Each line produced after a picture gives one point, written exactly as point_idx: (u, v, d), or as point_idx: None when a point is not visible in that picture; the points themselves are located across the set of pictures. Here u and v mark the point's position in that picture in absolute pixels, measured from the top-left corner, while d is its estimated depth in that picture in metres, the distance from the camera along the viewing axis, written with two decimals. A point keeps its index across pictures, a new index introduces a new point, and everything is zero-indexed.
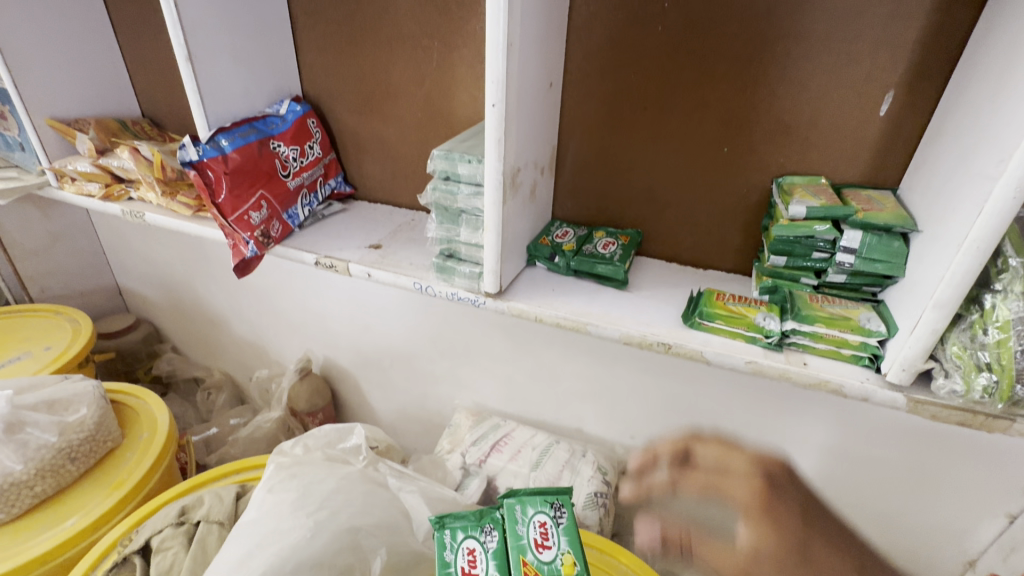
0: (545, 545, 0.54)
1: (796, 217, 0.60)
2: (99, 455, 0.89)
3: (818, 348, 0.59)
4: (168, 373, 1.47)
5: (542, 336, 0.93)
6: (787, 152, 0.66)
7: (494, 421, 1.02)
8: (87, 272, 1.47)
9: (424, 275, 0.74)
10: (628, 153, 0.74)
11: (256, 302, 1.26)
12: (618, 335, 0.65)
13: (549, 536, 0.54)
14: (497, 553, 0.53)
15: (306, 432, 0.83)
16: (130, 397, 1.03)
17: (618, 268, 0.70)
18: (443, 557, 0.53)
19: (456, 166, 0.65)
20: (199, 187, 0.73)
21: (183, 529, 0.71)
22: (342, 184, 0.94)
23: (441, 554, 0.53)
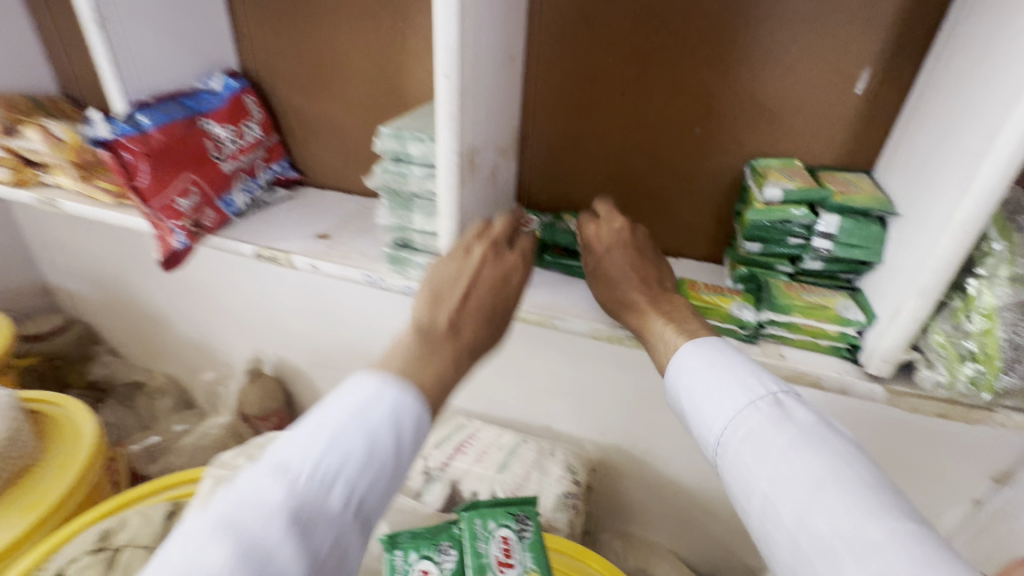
0: (509, 562, 0.56)
1: (771, 201, 0.56)
2: (13, 473, 0.79)
3: (794, 339, 0.56)
4: (105, 377, 1.35)
5: (507, 330, 0.88)
6: (762, 133, 0.63)
7: (459, 421, 0.97)
8: (8, 268, 1.33)
9: (375, 266, 0.67)
10: (594, 135, 0.69)
11: (199, 298, 1.17)
12: (587, 329, 0.60)
13: (512, 554, 0.56)
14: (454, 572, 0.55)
15: (250, 441, 0.75)
16: (52, 406, 0.92)
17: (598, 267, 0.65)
18: None
19: (406, 146, 0.58)
20: (114, 170, 0.65)
21: (103, 557, 0.64)
22: (288, 169, 0.86)
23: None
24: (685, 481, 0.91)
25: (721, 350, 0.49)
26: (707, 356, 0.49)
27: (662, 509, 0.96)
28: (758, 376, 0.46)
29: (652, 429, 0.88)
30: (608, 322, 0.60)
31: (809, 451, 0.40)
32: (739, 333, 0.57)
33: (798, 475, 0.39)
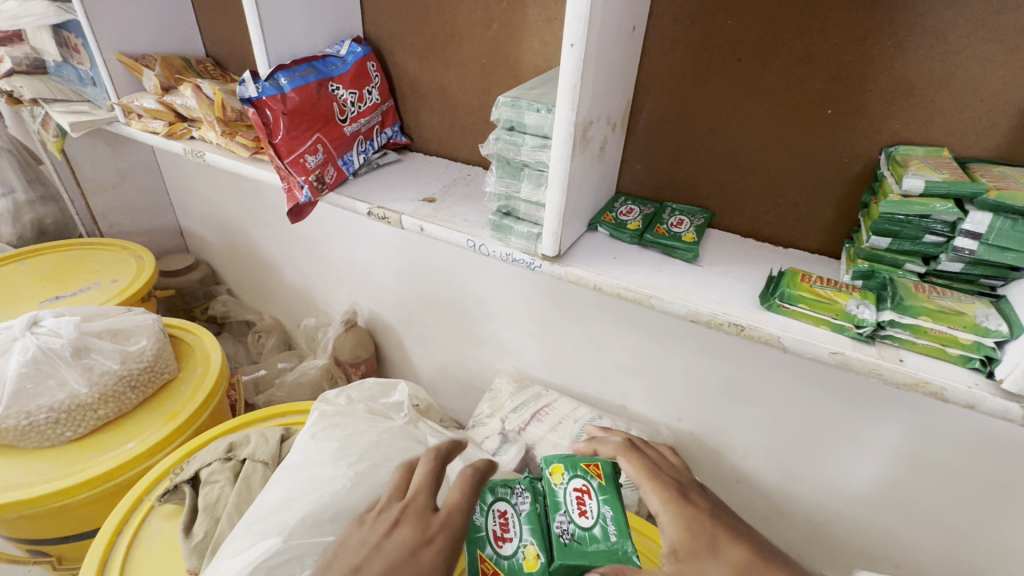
0: (504, 538, 0.53)
1: (910, 193, 0.52)
2: (157, 385, 0.93)
3: (918, 344, 0.52)
4: (223, 314, 1.52)
5: (594, 306, 0.89)
6: (906, 116, 0.57)
7: (536, 389, 1.00)
8: (152, 210, 1.53)
9: (478, 232, 0.70)
10: (710, 111, 0.66)
11: (307, 250, 1.28)
12: (685, 312, 0.59)
13: (510, 527, 0.54)
14: (529, 516, 0.55)
15: (350, 384, 0.84)
16: (186, 333, 1.07)
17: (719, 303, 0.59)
18: (474, 520, 0.54)
19: (522, 115, 0.59)
20: (257, 127, 0.71)
21: (231, 465, 0.73)
22: (399, 134, 0.91)
23: (473, 519, 0.54)
24: (762, 478, 0.88)
25: (900, 359, 0.52)
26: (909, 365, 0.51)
27: (733, 504, 0.94)
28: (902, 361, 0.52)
29: (734, 422, 0.86)
30: (709, 306, 0.59)
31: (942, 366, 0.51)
32: (852, 332, 0.54)
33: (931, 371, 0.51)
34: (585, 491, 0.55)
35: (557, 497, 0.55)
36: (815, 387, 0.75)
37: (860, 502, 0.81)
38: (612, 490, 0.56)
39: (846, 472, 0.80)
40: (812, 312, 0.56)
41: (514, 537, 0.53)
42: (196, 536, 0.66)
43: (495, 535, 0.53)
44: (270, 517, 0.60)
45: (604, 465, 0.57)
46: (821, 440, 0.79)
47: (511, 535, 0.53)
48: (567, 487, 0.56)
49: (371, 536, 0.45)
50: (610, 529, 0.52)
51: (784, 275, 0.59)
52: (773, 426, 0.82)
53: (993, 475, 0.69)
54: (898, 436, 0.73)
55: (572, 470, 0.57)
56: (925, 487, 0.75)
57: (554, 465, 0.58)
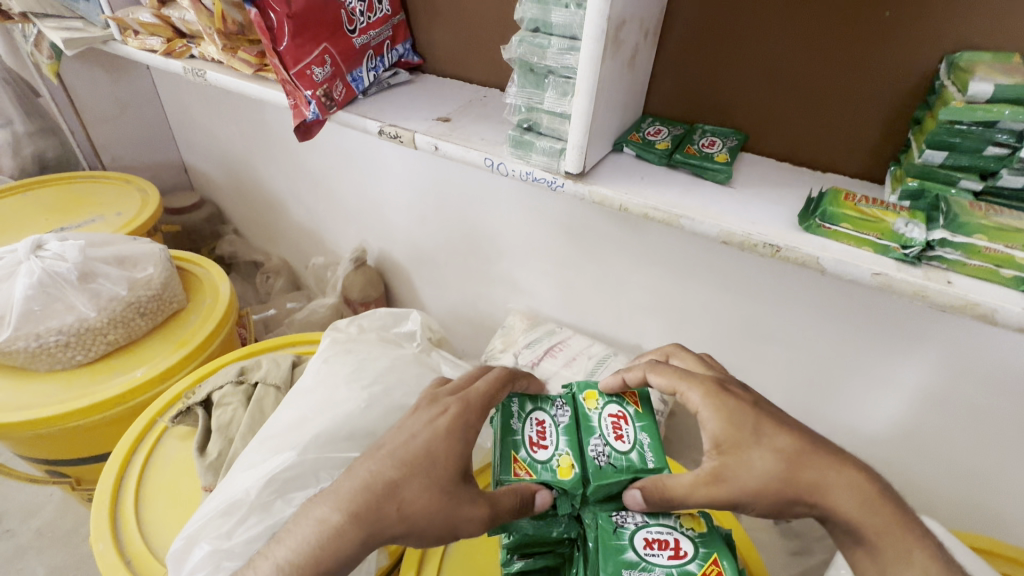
0: (541, 443, 0.50)
1: (976, 98, 0.47)
2: (166, 314, 0.92)
3: (968, 266, 0.49)
4: (230, 254, 1.50)
5: (613, 239, 0.85)
6: (975, 17, 0.52)
7: (550, 327, 0.98)
8: (155, 146, 1.49)
9: (496, 151, 0.66)
10: (752, 19, 0.61)
11: (315, 186, 1.23)
12: (717, 233, 0.56)
13: (547, 436, 0.51)
14: (567, 428, 0.51)
15: (361, 313, 0.82)
16: (194, 266, 1.05)
17: (754, 224, 0.56)
18: (511, 425, 0.51)
19: (548, 13, 0.54)
20: (260, 32, 0.66)
21: (243, 388, 0.72)
22: (410, 53, 0.85)
23: (509, 421, 0.51)
24: None
25: (948, 281, 0.49)
26: (959, 287, 0.48)
27: None
28: (950, 283, 0.49)
29: (753, 361, 0.84)
30: (743, 227, 0.55)
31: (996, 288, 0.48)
32: (898, 253, 0.51)
33: (983, 293, 0.48)
34: (621, 417, 0.52)
35: (591, 422, 0.51)
36: (843, 324, 0.72)
37: (878, 443, 0.80)
38: (649, 418, 0.53)
39: (866, 412, 0.78)
40: (855, 232, 0.52)
41: (551, 446, 0.50)
42: (210, 455, 0.65)
43: (532, 442, 0.50)
44: (283, 434, 0.59)
45: (641, 391, 0.55)
46: (843, 380, 0.77)
47: (547, 444, 0.50)
48: (602, 412, 0.52)
49: (418, 422, 0.50)
50: (647, 456, 0.49)
51: (826, 194, 0.55)
52: (793, 365, 0.80)
53: (1022, 414, 0.67)
54: (926, 375, 0.70)
55: (606, 397, 0.54)
56: (947, 427, 0.73)
57: (588, 391, 0.54)
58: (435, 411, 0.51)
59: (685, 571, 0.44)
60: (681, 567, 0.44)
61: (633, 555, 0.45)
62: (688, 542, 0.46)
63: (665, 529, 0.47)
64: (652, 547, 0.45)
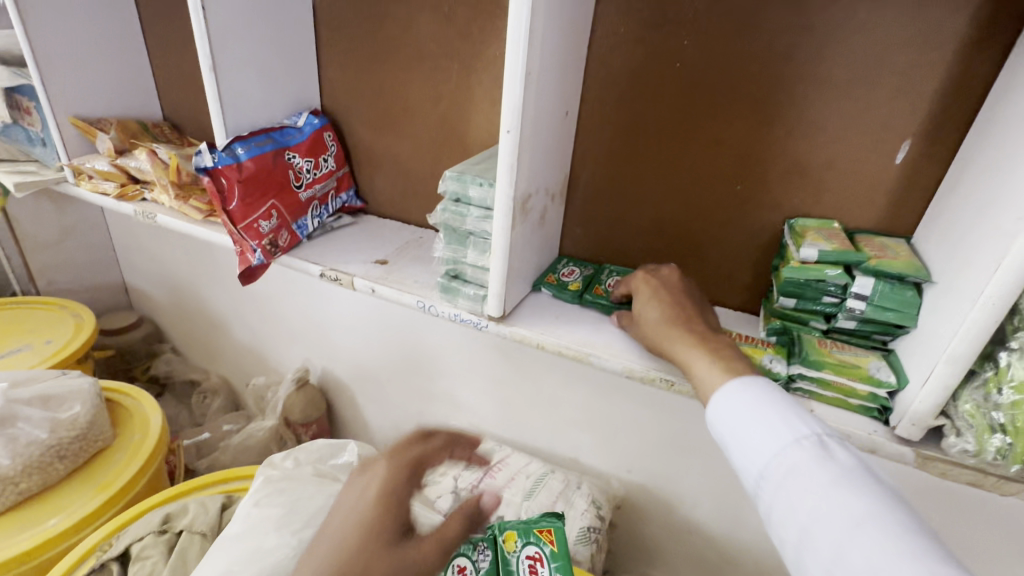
0: None
1: (807, 259, 0.59)
2: (88, 454, 0.88)
3: (825, 396, 0.58)
4: (165, 373, 1.47)
5: (543, 361, 0.92)
6: (801, 191, 0.66)
7: (489, 445, 1.00)
8: (95, 267, 1.49)
9: (428, 294, 0.73)
10: (640, 185, 0.74)
11: (259, 307, 1.26)
12: (621, 368, 0.63)
13: None
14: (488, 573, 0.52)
15: (298, 446, 0.82)
16: (125, 397, 1.02)
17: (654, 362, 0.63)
18: None
19: (467, 188, 0.64)
20: (212, 194, 0.74)
21: (166, 538, 0.70)
22: (354, 198, 0.95)
23: None
24: (709, 528, 0.91)
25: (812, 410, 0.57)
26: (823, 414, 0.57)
27: (684, 554, 0.95)
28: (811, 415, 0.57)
29: (679, 472, 0.89)
30: (642, 363, 0.63)
31: (849, 414, 0.57)
32: None
33: (839, 421, 0.56)
34: (537, 559, 0.53)
35: (510, 566, 0.53)
36: None
37: None
38: (564, 556, 0.54)
39: None
40: None
41: None
42: None
43: None
44: None
45: (556, 531, 0.55)
46: None
47: None
48: (520, 554, 0.54)
49: (354, 492, 0.51)
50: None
51: None
52: (714, 475, 0.86)
53: None
54: None
55: (524, 536, 0.55)
56: None
57: (508, 532, 0.55)
58: (368, 477, 0.52)
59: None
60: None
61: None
62: None
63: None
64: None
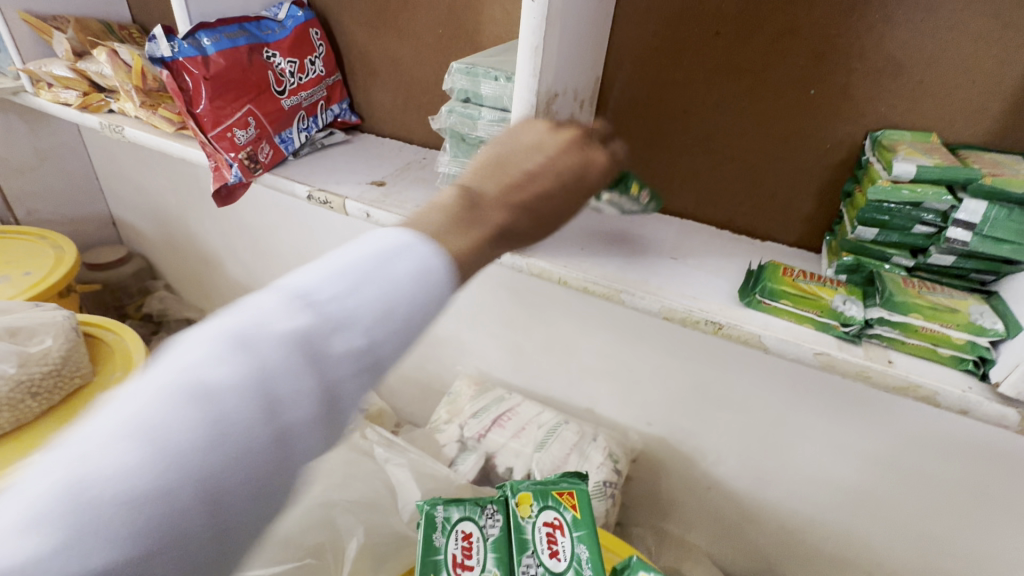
0: (467, 564, 0.43)
1: (900, 178, 0.47)
2: (65, 391, 0.81)
3: (907, 345, 0.48)
4: (159, 312, 1.39)
5: (560, 302, 0.82)
6: (890, 96, 0.53)
7: (499, 392, 0.93)
8: (78, 197, 1.39)
9: None
10: (686, 92, 0.61)
11: (251, 240, 1.17)
12: (658, 309, 0.53)
13: (473, 553, 0.43)
14: (497, 544, 0.44)
15: None
16: (106, 332, 0.95)
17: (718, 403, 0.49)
18: (431, 541, 0.44)
19: (478, 85, 0.53)
20: (173, 92, 0.64)
21: None
22: (348, 112, 0.82)
23: (431, 537, 0.44)
24: (734, 485, 0.83)
25: (891, 359, 0.47)
26: (908, 364, 0.47)
27: (703, 511, 0.88)
28: (888, 360, 0.48)
29: (704, 426, 0.81)
30: (684, 302, 0.53)
31: (940, 367, 0.47)
32: (838, 331, 0.49)
33: (928, 375, 0.46)
34: (557, 526, 0.45)
35: (523, 534, 0.44)
36: (794, 388, 0.70)
37: (835, 511, 0.77)
38: (588, 525, 0.45)
39: (818, 479, 0.75)
40: (794, 309, 0.51)
41: (476, 567, 0.43)
42: None
43: (455, 561, 0.43)
44: None
45: (579, 495, 0.47)
46: (796, 447, 0.74)
47: (472, 564, 0.43)
48: (535, 521, 0.45)
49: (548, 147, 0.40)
50: (585, 574, 0.42)
51: (765, 268, 0.53)
52: (746, 431, 0.77)
53: (972, 482, 0.65)
54: (873, 443, 0.68)
55: (542, 500, 0.46)
56: (899, 495, 0.71)
57: (521, 494, 0.47)
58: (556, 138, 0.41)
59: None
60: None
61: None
62: None
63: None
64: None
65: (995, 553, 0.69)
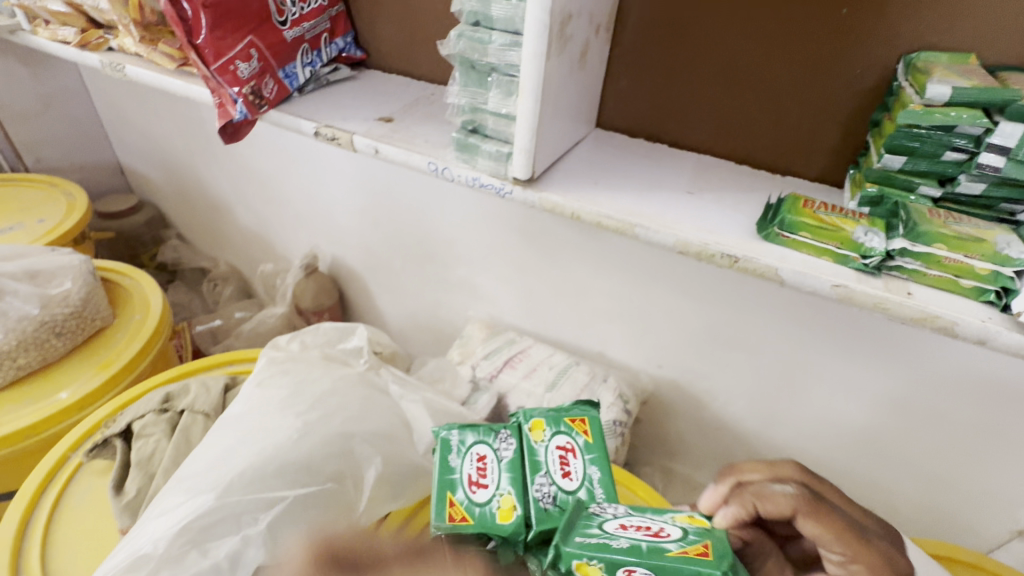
0: (481, 484, 0.44)
1: (934, 101, 0.45)
2: (88, 332, 0.83)
3: (927, 277, 0.47)
4: (174, 261, 1.41)
5: (572, 245, 0.82)
6: (928, 14, 0.50)
7: (510, 336, 0.94)
8: (85, 146, 1.38)
9: (441, 155, 0.61)
10: (707, 17, 0.58)
11: (259, 187, 1.16)
12: (673, 243, 0.52)
13: (488, 474, 0.45)
14: (512, 464, 0.45)
15: (303, 328, 0.76)
16: (123, 277, 0.97)
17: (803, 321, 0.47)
18: (449, 462, 0.46)
19: (489, 6, 0.50)
20: (173, 23, 0.61)
21: (167, 416, 0.66)
22: (353, 47, 0.79)
23: (447, 459, 0.46)
24: (741, 425, 0.85)
25: (910, 291, 0.47)
26: (928, 295, 0.46)
27: (709, 450, 0.91)
28: (907, 290, 0.47)
29: (713, 367, 0.81)
30: (699, 236, 0.52)
31: (960, 298, 0.46)
32: (857, 264, 0.48)
33: (947, 305, 0.46)
34: (569, 450, 0.46)
35: (536, 456, 0.46)
36: (808, 328, 0.69)
37: (840, 449, 0.78)
38: (599, 449, 0.47)
39: (825, 418, 0.76)
40: (814, 241, 0.49)
41: (491, 485, 0.44)
42: (127, 494, 0.59)
43: (470, 480, 0.44)
44: (206, 472, 0.53)
45: (592, 423, 0.48)
46: (805, 386, 0.75)
47: (486, 482, 0.44)
48: (548, 444, 0.47)
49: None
50: (596, 493, 0.44)
51: (785, 200, 0.52)
52: (756, 372, 0.78)
53: (979, 419, 0.66)
54: (883, 382, 0.69)
55: (554, 425, 0.48)
56: (905, 432, 0.71)
57: (534, 420, 0.48)
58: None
59: (658, 547, 0.36)
60: (655, 543, 0.37)
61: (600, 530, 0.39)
62: (673, 526, 0.39)
63: (651, 520, 0.41)
64: (627, 528, 0.39)
65: (996, 487, 0.70)
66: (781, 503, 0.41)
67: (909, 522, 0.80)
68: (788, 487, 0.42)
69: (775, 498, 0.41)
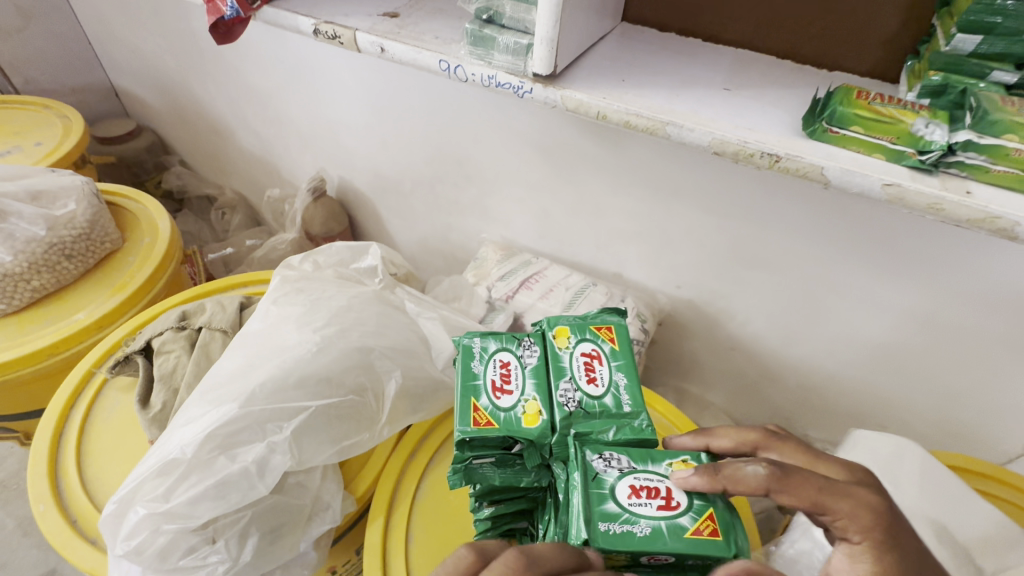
0: (506, 388, 0.44)
1: None
2: (98, 255, 0.82)
3: (989, 174, 0.43)
4: (179, 189, 1.38)
5: (590, 158, 0.77)
6: None
7: (526, 258, 0.92)
8: (75, 65, 1.31)
9: (452, 53, 0.55)
10: None
11: (258, 105, 1.10)
12: (708, 142, 0.48)
13: (512, 379, 0.44)
14: (536, 370, 0.45)
15: (316, 248, 0.74)
16: (128, 201, 0.94)
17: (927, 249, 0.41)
18: (471, 369, 0.46)
19: None
20: None
21: (185, 332, 0.66)
22: None
23: (470, 366, 0.46)
24: (760, 345, 0.83)
25: (969, 192, 0.43)
26: (989, 194, 0.42)
27: (726, 371, 0.90)
28: (966, 190, 0.43)
29: (734, 287, 0.79)
30: (738, 134, 0.48)
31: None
32: (912, 160, 0.44)
33: (1011, 204, 0.42)
34: (595, 356, 0.45)
35: (561, 363, 0.45)
36: (838, 242, 0.66)
37: (860, 367, 0.77)
38: (626, 355, 0.46)
39: (848, 337, 0.75)
40: (865, 135, 0.45)
41: (516, 390, 0.44)
42: (153, 407, 0.60)
43: (494, 385, 0.44)
44: (226, 384, 0.53)
45: (618, 330, 0.47)
46: (829, 304, 0.72)
47: (511, 387, 0.44)
48: (573, 351, 0.46)
49: None
50: (622, 399, 0.43)
51: (834, 92, 0.47)
52: (779, 290, 0.75)
53: (1008, 333, 0.63)
54: (911, 297, 0.66)
55: (579, 333, 0.47)
56: (929, 349, 0.70)
57: (559, 328, 0.47)
58: None
59: (676, 525, 0.37)
60: (671, 519, 0.37)
61: (615, 506, 0.37)
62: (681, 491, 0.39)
63: (655, 476, 0.39)
64: (639, 495, 0.38)
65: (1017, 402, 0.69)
66: (753, 484, 0.36)
67: (923, 437, 0.80)
68: (759, 467, 0.36)
69: (747, 480, 0.36)
